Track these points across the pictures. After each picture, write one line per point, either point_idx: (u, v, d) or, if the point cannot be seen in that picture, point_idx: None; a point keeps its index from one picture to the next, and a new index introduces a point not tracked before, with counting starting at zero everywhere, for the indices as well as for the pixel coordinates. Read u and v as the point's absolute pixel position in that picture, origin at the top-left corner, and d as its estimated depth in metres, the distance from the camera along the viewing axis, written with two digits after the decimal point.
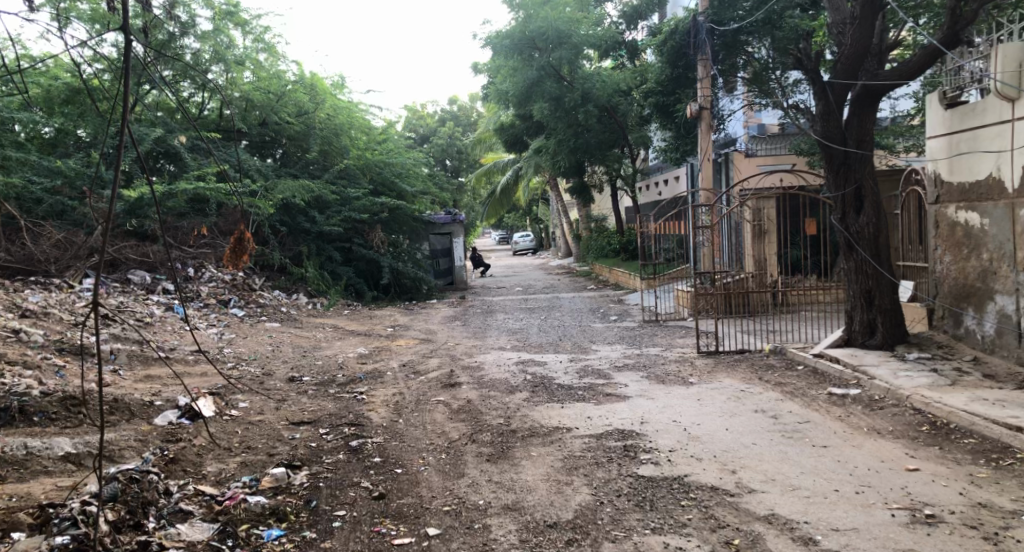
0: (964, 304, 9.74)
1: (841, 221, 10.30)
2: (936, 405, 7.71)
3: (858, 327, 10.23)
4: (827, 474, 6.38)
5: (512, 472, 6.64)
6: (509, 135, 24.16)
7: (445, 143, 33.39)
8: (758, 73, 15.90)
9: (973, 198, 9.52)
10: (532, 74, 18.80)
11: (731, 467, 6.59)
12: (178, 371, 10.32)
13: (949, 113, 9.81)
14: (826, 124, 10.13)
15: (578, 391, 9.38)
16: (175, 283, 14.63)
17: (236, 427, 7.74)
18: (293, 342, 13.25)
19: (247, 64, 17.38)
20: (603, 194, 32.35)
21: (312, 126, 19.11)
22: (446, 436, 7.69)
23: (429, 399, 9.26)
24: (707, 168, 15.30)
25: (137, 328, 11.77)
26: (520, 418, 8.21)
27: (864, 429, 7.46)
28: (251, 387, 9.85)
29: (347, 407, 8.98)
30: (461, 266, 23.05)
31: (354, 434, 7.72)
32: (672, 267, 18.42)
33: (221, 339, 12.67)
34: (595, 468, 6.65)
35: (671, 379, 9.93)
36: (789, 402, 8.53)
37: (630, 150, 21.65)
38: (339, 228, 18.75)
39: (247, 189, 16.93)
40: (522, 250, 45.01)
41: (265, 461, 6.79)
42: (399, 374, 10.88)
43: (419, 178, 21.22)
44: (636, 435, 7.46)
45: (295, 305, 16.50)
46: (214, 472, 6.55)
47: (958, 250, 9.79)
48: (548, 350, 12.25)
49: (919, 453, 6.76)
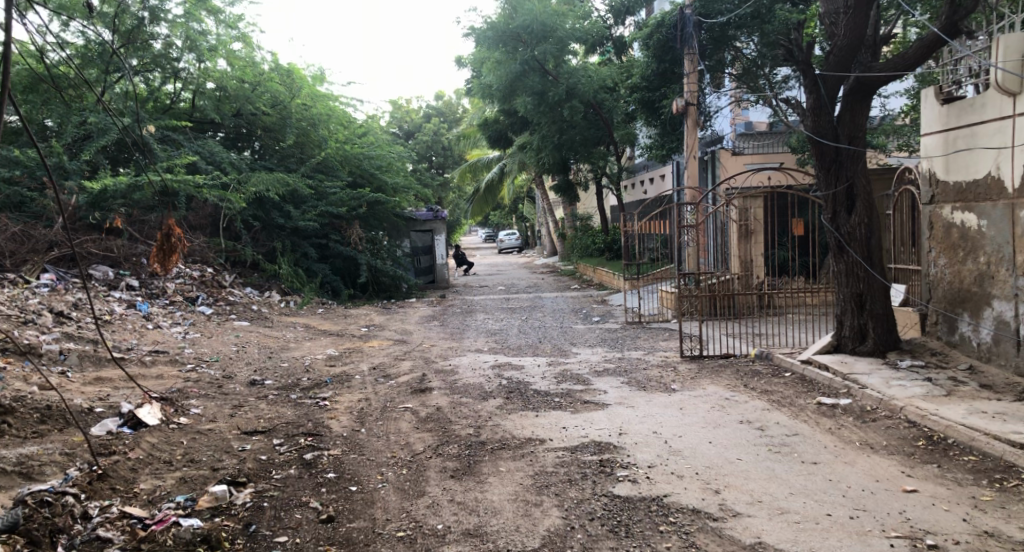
0: (959, 309, 9.27)
1: (832, 221, 9.82)
2: (933, 419, 7.22)
3: (848, 332, 9.76)
4: (817, 495, 5.88)
5: (477, 490, 6.10)
6: (493, 131, 23.63)
7: (431, 139, 32.82)
8: (747, 70, 15.53)
9: (971, 198, 9.05)
10: (516, 68, 18.11)
11: (713, 487, 6.08)
12: (132, 373, 9.74)
13: (945, 108, 9.32)
14: (816, 118, 9.60)
15: (555, 398, 8.84)
16: (138, 278, 13.98)
17: (182, 438, 7.20)
18: (260, 342, 12.64)
19: (220, 51, 16.94)
20: (588, 192, 31.83)
21: (288, 116, 18.34)
22: (410, 448, 7.15)
23: (396, 406, 8.70)
24: (693, 165, 14.82)
25: (93, 326, 11.17)
26: (491, 428, 7.67)
27: (857, 444, 6.96)
28: (207, 391, 9.26)
29: (307, 414, 8.41)
30: (443, 264, 22.36)
31: (308, 446, 7.17)
32: (657, 267, 17.89)
33: (183, 339, 12.06)
34: (568, 487, 6.12)
35: (652, 385, 9.41)
36: (776, 412, 8.05)
37: (615, 147, 21.19)
38: (315, 223, 18.07)
39: (217, 181, 16.32)
40: (506, 248, 44.44)
41: (207, 477, 6.28)
42: (368, 378, 10.30)
43: (399, 172, 20.62)
44: (613, 448, 6.95)
45: (267, 303, 15.85)
46: (146, 490, 6.04)
47: (954, 252, 9.33)
48: (526, 353, 11.71)
49: (916, 472, 6.28)
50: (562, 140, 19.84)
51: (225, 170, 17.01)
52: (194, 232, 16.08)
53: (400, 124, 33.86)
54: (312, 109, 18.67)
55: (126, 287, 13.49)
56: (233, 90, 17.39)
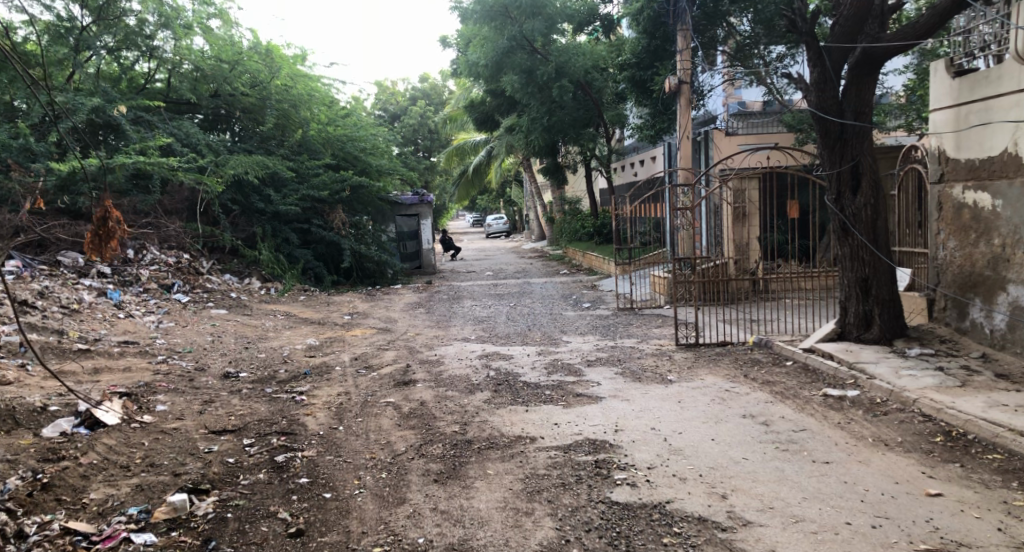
0: (970, 294, 8.81)
1: (836, 202, 9.32)
2: (949, 413, 6.76)
3: (853, 319, 9.28)
4: (833, 501, 5.42)
5: (463, 497, 5.61)
6: (480, 113, 23.09)
7: (417, 122, 32.23)
8: (740, 47, 15.03)
9: (984, 177, 8.58)
10: (503, 44, 17.55)
11: (720, 491, 5.60)
12: (98, 365, 9.18)
13: (957, 82, 8.84)
14: (821, 94, 9.14)
15: (546, 391, 8.33)
16: (111, 265, 13.34)
17: (144, 438, 6.68)
18: (237, 331, 12.06)
19: (195, 27, 16.44)
20: (578, 175, 31.30)
21: (269, 97, 17.64)
22: (390, 448, 6.62)
23: (378, 401, 8.17)
24: (686, 146, 14.30)
25: (59, 316, 10.58)
26: (478, 426, 7.15)
27: (870, 440, 6.49)
28: (176, 385, 8.71)
29: (282, 411, 7.87)
30: (430, 249, 21.68)
31: (281, 447, 6.64)
32: (649, 251, 17.35)
33: (156, 329, 11.49)
34: (562, 492, 5.64)
35: (647, 376, 8.91)
36: (779, 405, 7.57)
37: (606, 129, 20.60)
38: (296, 207, 17.43)
39: (192, 163, 15.68)
40: (494, 233, 43.85)
41: (166, 484, 5.76)
42: (349, 370, 9.76)
43: (384, 155, 20.00)
44: (608, 448, 6.45)
45: (246, 290, 15.26)
46: (97, 500, 5.54)
47: (965, 234, 8.87)
48: (515, 341, 11.19)
49: (938, 473, 5.81)
50: (551, 123, 19.21)
51: (201, 152, 16.37)
52: (170, 217, 15.43)
53: (385, 106, 33.22)
54: (293, 89, 17.90)
55: (98, 274, 12.85)
56: (209, 70, 16.59)
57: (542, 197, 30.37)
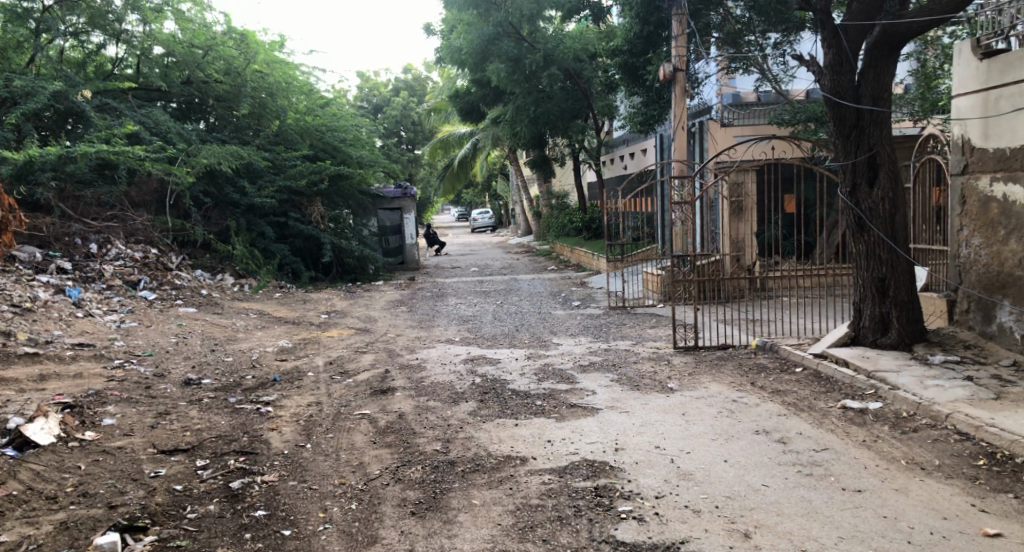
0: (999, 295, 8.14)
1: (851, 196, 8.60)
2: (991, 431, 6.07)
3: (868, 323, 8.56)
4: (875, 542, 4.78)
5: (445, 536, 4.93)
6: (465, 103, 22.17)
7: (399, 114, 31.35)
8: (734, 34, 14.27)
9: (1016, 168, 7.89)
10: (489, 31, 16.63)
11: (741, 529, 4.93)
12: (45, 371, 8.29)
13: (986, 64, 8.13)
14: (836, 77, 8.45)
15: (537, 401, 7.55)
16: (71, 260, 12.41)
17: (81, 460, 5.87)
18: (205, 332, 11.19)
19: (166, 11, 15.62)
20: (565, 168, 30.46)
21: (244, 84, 16.67)
22: (363, 472, 5.81)
23: (351, 413, 7.36)
24: (681, 137, 13.55)
25: (8, 316, 9.67)
26: (462, 443, 6.37)
27: (903, 463, 5.76)
28: (130, 394, 7.84)
29: (244, 425, 7.02)
30: (413, 244, 20.82)
31: (237, 470, 5.82)
32: (641, 246, 16.58)
33: (116, 329, 10.60)
34: (560, 530, 4.95)
35: (646, 384, 8.14)
36: (795, 419, 6.83)
37: (595, 120, 19.82)
38: (273, 200, 16.52)
39: (161, 152, 14.73)
40: (478, 227, 43.17)
41: (97, 520, 5.08)
42: (322, 376, 8.93)
43: (364, 146, 19.08)
44: (609, 471, 5.69)
45: (218, 287, 14.36)
46: (8, 545, 4.87)
47: (991, 230, 8.21)
48: (503, 344, 10.40)
49: (991, 506, 5.14)
50: (539, 113, 18.38)
51: (172, 141, 15.42)
52: (138, 210, 14.47)
53: (369, 98, 32.30)
54: (269, 76, 16.99)
55: (57, 270, 11.92)
56: (181, 56, 15.69)
57: (528, 192, 29.51)
